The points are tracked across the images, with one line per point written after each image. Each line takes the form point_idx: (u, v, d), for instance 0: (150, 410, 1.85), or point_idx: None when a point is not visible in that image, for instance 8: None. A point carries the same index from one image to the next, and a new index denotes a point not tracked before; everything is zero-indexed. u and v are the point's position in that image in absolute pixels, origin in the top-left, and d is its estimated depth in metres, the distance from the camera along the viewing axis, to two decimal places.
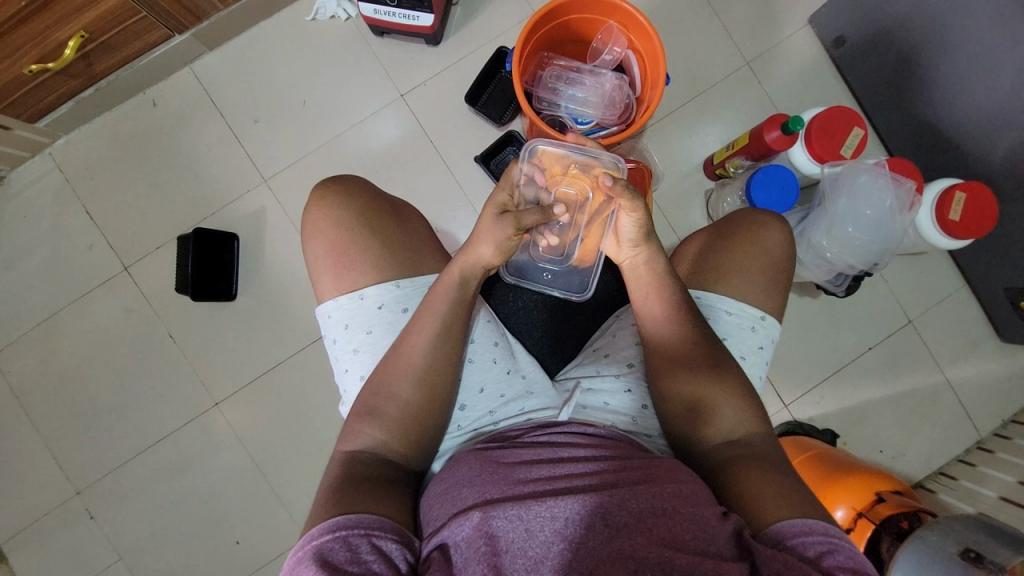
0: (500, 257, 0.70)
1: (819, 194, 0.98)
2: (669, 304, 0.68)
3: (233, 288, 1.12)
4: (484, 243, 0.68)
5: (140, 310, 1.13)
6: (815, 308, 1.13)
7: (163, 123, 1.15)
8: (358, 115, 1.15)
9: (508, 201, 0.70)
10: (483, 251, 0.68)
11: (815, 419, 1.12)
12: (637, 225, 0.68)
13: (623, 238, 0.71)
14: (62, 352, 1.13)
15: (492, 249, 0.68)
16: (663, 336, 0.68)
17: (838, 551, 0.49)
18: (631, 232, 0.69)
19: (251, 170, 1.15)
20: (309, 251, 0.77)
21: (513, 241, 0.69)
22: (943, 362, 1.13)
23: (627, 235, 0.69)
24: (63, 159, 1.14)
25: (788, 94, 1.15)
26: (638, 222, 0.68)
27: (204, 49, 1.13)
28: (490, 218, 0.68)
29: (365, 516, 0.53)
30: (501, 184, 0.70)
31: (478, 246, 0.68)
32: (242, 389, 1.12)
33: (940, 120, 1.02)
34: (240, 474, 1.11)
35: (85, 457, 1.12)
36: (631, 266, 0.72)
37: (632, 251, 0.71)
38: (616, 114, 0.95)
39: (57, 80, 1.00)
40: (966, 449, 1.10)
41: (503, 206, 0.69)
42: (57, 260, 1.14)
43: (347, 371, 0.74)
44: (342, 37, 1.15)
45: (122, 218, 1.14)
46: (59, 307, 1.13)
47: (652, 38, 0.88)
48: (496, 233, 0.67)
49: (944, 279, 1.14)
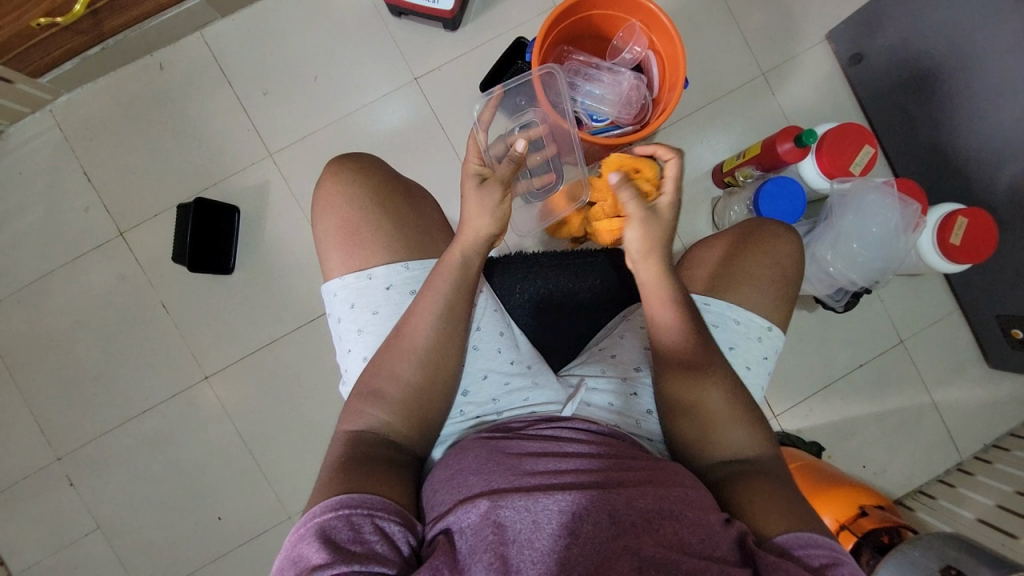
0: (498, 226, 0.68)
1: (826, 209, 0.99)
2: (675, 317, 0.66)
3: (231, 262, 1.11)
4: (477, 216, 0.66)
5: (134, 277, 1.11)
6: (812, 321, 1.14)
7: (169, 89, 1.12)
8: (370, 95, 1.13)
9: (483, 167, 0.68)
10: (479, 224, 0.66)
11: (803, 431, 1.13)
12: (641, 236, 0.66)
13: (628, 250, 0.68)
14: (51, 315, 1.11)
15: (490, 218, 0.66)
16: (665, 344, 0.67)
17: (842, 565, 0.49)
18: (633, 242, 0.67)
19: (256, 143, 1.13)
20: (318, 226, 0.76)
21: (504, 204, 0.67)
22: (931, 383, 1.14)
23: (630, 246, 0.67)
24: (63, 117, 1.12)
25: (800, 107, 1.16)
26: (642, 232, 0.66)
27: (215, 15, 1.11)
28: (472, 191, 0.66)
29: (369, 496, 0.53)
30: (469, 151, 0.68)
31: (473, 220, 0.66)
32: (233, 364, 1.11)
33: (948, 145, 1.03)
34: (226, 450, 1.10)
35: (67, 424, 1.10)
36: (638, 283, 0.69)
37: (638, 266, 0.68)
38: (632, 114, 0.94)
39: (64, 35, 0.97)
40: (947, 470, 1.12)
41: (478, 175, 0.67)
42: (51, 220, 1.11)
43: (350, 351, 0.73)
44: (358, 14, 1.13)
45: (122, 183, 1.12)
46: (51, 269, 1.11)
47: (674, 40, 0.88)
48: (483, 203, 0.66)
49: (937, 302, 1.15)
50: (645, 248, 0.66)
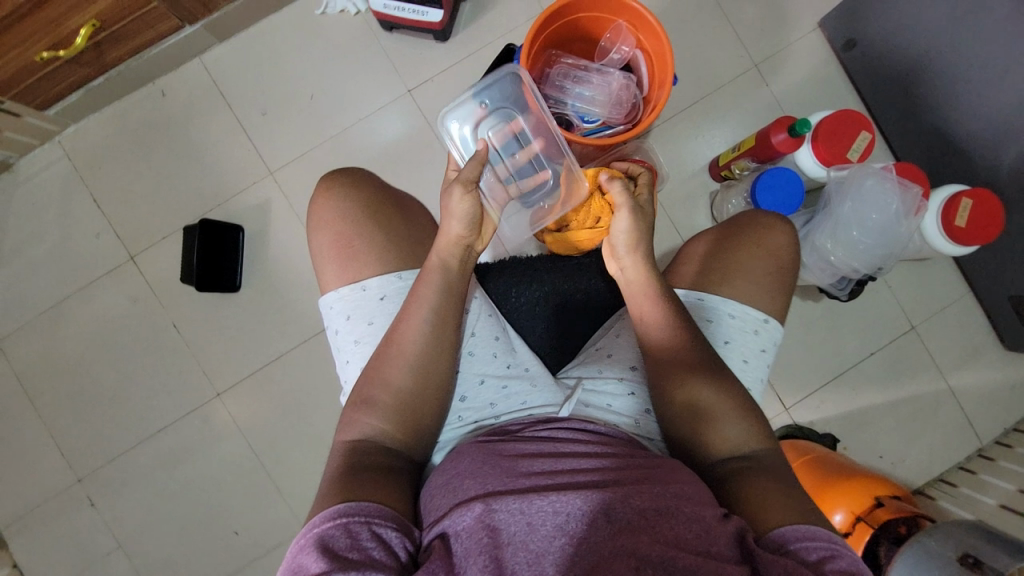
0: (470, 231, 0.68)
1: (824, 197, 0.97)
2: (663, 309, 0.68)
3: (237, 279, 1.13)
4: (449, 221, 0.67)
5: (144, 299, 1.14)
6: (818, 311, 1.13)
7: (171, 114, 1.15)
8: (366, 109, 1.15)
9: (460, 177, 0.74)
10: (452, 229, 0.67)
11: (815, 423, 1.12)
12: (632, 229, 0.70)
13: (617, 243, 0.71)
14: (65, 340, 1.14)
15: (458, 222, 0.67)
16: (660, 333, 0.68)
17: (841, 557, 0.48)
18: (625, 235, 0.70)
19: (256, 162, 1.15)
20: (313, 242, 0.77)
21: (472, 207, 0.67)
22: (946, 369, 1.12)
23: (621, 237, 0.70)
24: (71, 147, 1.15)
25: (795, 97, 1.15)
26: (633, 226, 0.70)
27: (213, 40, 1.14)
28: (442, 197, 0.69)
29: (365, 504, 0.53)
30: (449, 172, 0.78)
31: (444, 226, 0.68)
32: (243, 380, 1.13)
33: (949, 127, 1.01)
34: (241, 464, 1.12)
35: (86, 445, 1.12)
36: (625, 276, 0.72)
37: (626, 255, 0.71)
38: (623, 113, 0.95)
39: (68, 68, 1.00)
40: (967, 457, 1.10)
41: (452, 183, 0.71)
42: (63, 248, 1.14)
43: (348, 363, 0.74)
44: (351, 31, 1.15)
45: (129, 208, 1.15)
46: (64, 296, 1.14)
47: (661, 38, 0.88)
48: (451, 209, 0.67)
49: (948, 286, 1.13)
50: (634, 237, 0.70)
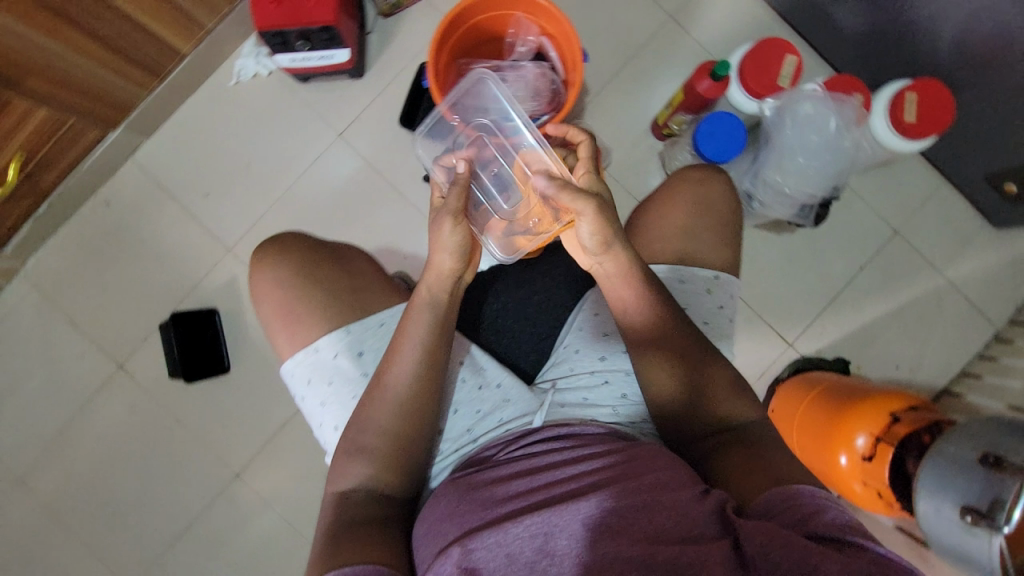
0: (462, 261, 0.68)
1: (764, 132, 0.96)
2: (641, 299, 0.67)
3: (225, 360, 1.14)
4: (439, 252, 0.68)
5: (143, 403, 1.15)
6: (796, 241, 1.11)
7: (121, 219, 1.17)
8: (305, 162, 1.15)
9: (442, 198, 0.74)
10: (441, 260, 0.68)
11: (823, 351, 1.10)
12: (596, 230, 0.64)
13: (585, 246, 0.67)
14: (79, 462, 1.15)
15: (448, 253, 0.67)
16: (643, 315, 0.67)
17: (826, 510, 0.49)
18: (589, 239, 0.65)
19: (214, 242, 1.16)
20: (260, 315, 0.78)
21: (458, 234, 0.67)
22: (941, 263, 1.10)
23: (587, 242, 0.66)
24: (35, 277, 1.17)
25: (717, 37, 1.13)
26: (597, 226, 0.64)
27: (140, 138, 1.15)
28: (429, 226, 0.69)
29: (353, 568, 0.53)
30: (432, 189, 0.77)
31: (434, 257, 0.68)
32: (258, 454, 1.14)
33: (875, 26, 0.99)
34: (278, 535, 1.13)
35: (127, 557, 1.14)
36: (602, 271, 0.69)
37: (598, 256, 0.67)
38: (544, 102, 0.94)
39: (9, 204, 1.02)
40: (984, 344, 1.07)
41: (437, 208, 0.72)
42: (54, 374, 1.16)
43: (322, 425, 0.74)
44: (269, 92, 1.16)
45: (106, 320, 1.17)
46: (67, 420, 1.16)
47: (562, 20, 0.88)
48: (440, 239, 0.67)
49: (920, 181, 1.11)
50: (600, 237, 0.65)
